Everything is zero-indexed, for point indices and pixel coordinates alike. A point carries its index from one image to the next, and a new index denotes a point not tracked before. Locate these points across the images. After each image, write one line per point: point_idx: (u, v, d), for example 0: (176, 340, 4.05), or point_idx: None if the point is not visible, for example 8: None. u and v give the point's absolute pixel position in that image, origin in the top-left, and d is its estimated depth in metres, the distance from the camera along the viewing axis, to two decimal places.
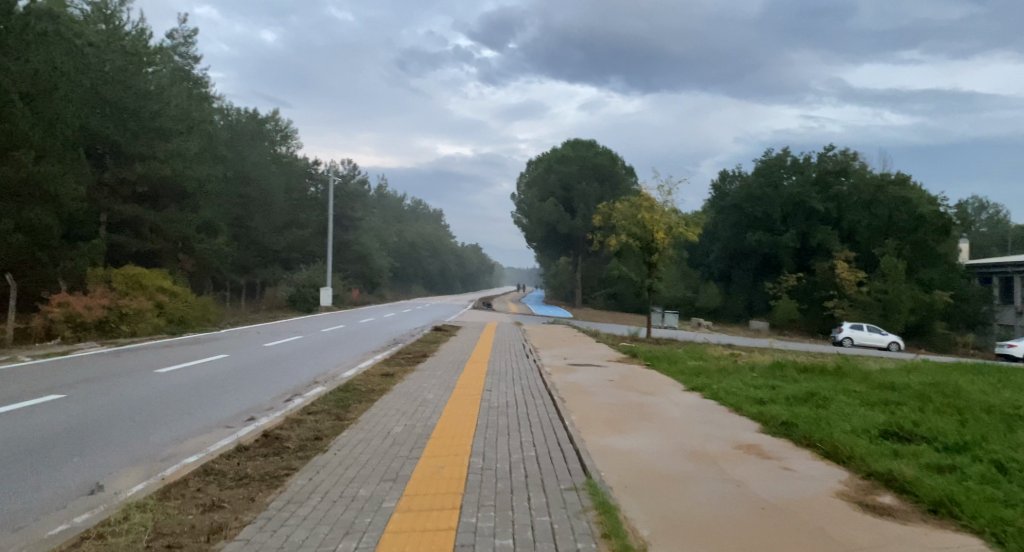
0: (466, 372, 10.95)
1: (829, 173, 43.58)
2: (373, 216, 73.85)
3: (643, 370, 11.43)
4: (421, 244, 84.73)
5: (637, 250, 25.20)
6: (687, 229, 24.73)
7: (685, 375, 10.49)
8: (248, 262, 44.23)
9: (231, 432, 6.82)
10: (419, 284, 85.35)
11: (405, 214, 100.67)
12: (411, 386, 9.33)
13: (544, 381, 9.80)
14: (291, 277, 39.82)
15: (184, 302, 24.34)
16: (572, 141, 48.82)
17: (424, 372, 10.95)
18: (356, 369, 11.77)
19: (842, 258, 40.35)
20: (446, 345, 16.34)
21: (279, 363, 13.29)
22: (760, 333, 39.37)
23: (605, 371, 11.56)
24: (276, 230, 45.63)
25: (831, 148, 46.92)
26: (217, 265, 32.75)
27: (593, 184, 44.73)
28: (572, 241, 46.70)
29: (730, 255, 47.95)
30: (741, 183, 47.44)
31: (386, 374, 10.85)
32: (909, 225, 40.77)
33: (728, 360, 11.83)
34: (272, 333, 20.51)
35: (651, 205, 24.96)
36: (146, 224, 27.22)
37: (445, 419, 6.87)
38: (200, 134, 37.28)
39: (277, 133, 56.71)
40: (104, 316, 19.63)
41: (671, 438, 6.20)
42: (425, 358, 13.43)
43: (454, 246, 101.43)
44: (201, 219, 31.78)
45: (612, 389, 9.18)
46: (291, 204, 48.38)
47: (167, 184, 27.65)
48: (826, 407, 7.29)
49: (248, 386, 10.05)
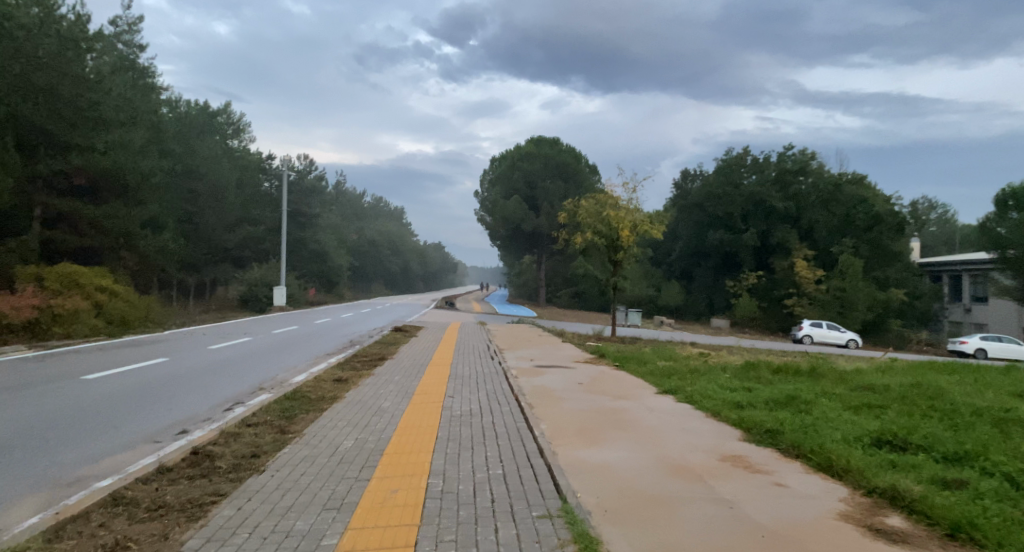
0: (426, 375, 10.29)
1: (788, 171, 43.75)
2: (332, 214, 72.41)
3: (612, 372, 10.92)
4: (382, 242, 83.43)
5: (602, 248, 24.78)
6: (652, 227, 24.38)
7: (656, 377, 10.01)
8: (200, 261, 42.73)
9: (157, 451, 6.11)
10: (379, 283, 83.98)
11: (366, 211, 99.17)
12: (364, 393, 8.65)
13: (510, 385, 9.21)
14: (243, 276, 38.47)
15: (127, 302, 23.27)
16: (535, 139, 48.42)
17: (379, 377, 10.28)
18: (307, 374, 11.03)
19: (801, 256, 40.63)
20: (404, 347, 15.63)
21: (226, 368, 12.47)
22: (721, 330, 39.42)
23: (572, 373, 11.02)
24: (229, 228, 44.17)
25: (791, 147, 47.30)
26: (164, 264, 31.38)
27: (556, 182, 44.36)
28: (534, 239, 46.21)
29: (692, 253, 47.97)
30: (702, 181, 47.49)
31: (338, 380, 10.14)
32: (865, 224, 40.87)
33: (699, 361, 11.39)
34: (221, 334, 19.53)
35: (616, 203, 24.56)
36: (86, 219, 25.86)
37: (401, 431, 6.23)
38: (146, 127, 35.81)
39: (231, 127, 55.09)
40: (33, 317, 18.60)
41: (651, 449, 5.68)
42: (382, 361, 12.72)
43: (416, 245, 100.23)
44: (147, 215, 30.45)
45: (582, 394, 8.65)
46: (246, 200, 46.94)
47: (108, 178, 26.35)
48: (809, 412, 6.84)
49: (185, 395, 9.28)
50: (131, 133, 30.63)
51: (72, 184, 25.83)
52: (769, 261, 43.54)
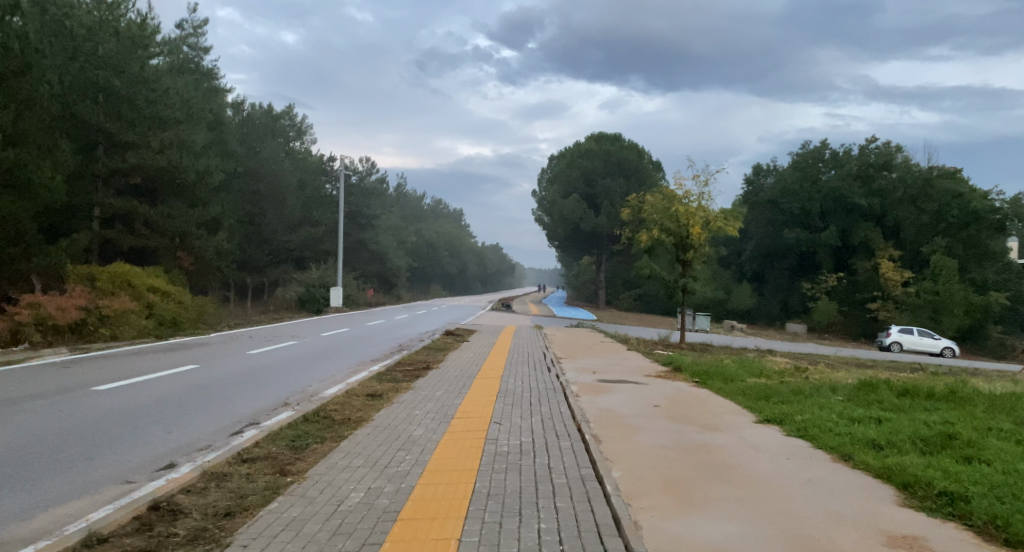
0: (473, 391, 8.78)
1: (870, 166, 40.79)
2: (391, 215, 72.06)
3: (691, 391, 9.19)
4: (440, 244, 82.79)
5: (670, 246, 23.07)
6: (727, 223, 22.50)
7: (750, 399, 8.25)
8: (260, 262, 42.54)
9: (122, 496, 4.78)
10: (437, 285, 83.33)
11: (425, 213, 98.98)
12: (395, 415, 7.19)
13: (571, 407, 7.61)
14: (301, 277, 37.86)
15: (178, 303, 22.56)
16: (596, 135, 46.61)
17: (418, 392, 8.81)
18: (341, 385, 9.66)
19: (886, 257, 38.01)
20: (455, 353, 14.32)
21: (260, 375, 11.27)
22: (798, 336, 36.84)
23: (643, 391, 9.34)
24: (289, 228, 43.76)
25: (873, 140, 44.36)
26: (221, 265, 30.94)
27: (618, 180, 42.45)
28: (596, 239, 44.39)
29: (763, 254, 45.33)
30: (776, 177, 44.95)
31: (371, 395, 8.75)
32: (960, 221, 37.57)
33: (797, 379, 9.64)
34: (266, 337, 18.49)
35: (685, 198, 22.83)
36: (141, 218, 25.43)
37: (428, 478, 4.78)
38: (206, 127, 35.71)
39: (292, 129, 55.09)
40: (80, 318, 17.89)
41: (776, 521, 4.07)
42: (428, 370, 11.36)
43: (475, 246, 99.48)
44: (205, 216, 30.15)
45: (661, 421, 7.00)
46: (305, 200, 46.61)
47: (163, 176, 25.88)
48: (987, 462, 5.02)
49: (197, 411, 8.02)
50: (192, 133, 30.29)
51: (126, 182, 25.33)
52: (850, 262, 40.80)
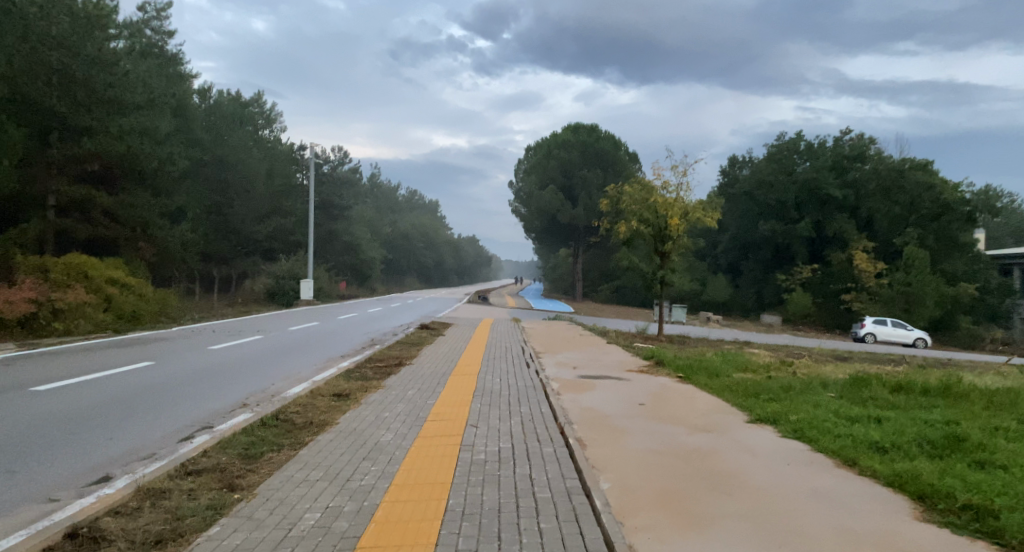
0: (448, 390, 8.26)
1: (845, 157, 40.81)
2: (365, 205, 71.02)
3: (677, 388, 8.76)
4: (415, 235, 81.91)
5: (648, 238, 22.71)
6: (705, 214, 22.17)
7: (740, 397, 7.81)
8: (228, 253, 41.48)
9: (41, 518, 4.19)
10: (412, 277, 82.50)
11: (400, 205, 97.94)
12: (361, 419, 6.62)
13: (552, 406, 7.12)
14: (270, 269, 36.89)
15: (138, 296, 21.72)
16: (572, 126, 46.13)
17: (387, 392, 8.23)
18: (306, 385, 9.07)
19: (859, 248, 38.13)
20: (428, 348, 13.79)
21: (221, 373, 10.62)
22: (773, 328, 36.82)
23: (626, 388, 8.88)
24: (258, 219, 42.63)
25: (847, 133, 44.50)
26: (186, 257, 29.96)
27: (594, 171, 42.06)
28: (571, 231, 44.00)
29: (739, 245, 45.28)
30: (751, 168, 44.90)
31: (338, 395, 8.18)
32: (932, 212, 37.79)
33: (785, 376, 9.27)
34: (231, 332, 17.77)
35: (663, 189, 22.48)
36: (100, 207, 24.47)
37: (394, 495, 4.27)
38: (169, 113, 34.59)
39: (262, 117, 53.87)
40: (30, 312, 17.10)
41: (786, 543, 3.66)
42: (399, 366, 10.82)
43: (450, 238, 98.72)
44: (167, 206, 29.14)
45: (649, 422, 6.53)
46: (275, 190, 45.53)
47: (123, 164, 24.89)
48: (1005, 467, 4.61)
49: (147, 414, 7.40)
50: (154, 119, 29.21)
51: (83, 169, 24.31)
52: (824, 253, 40.90)
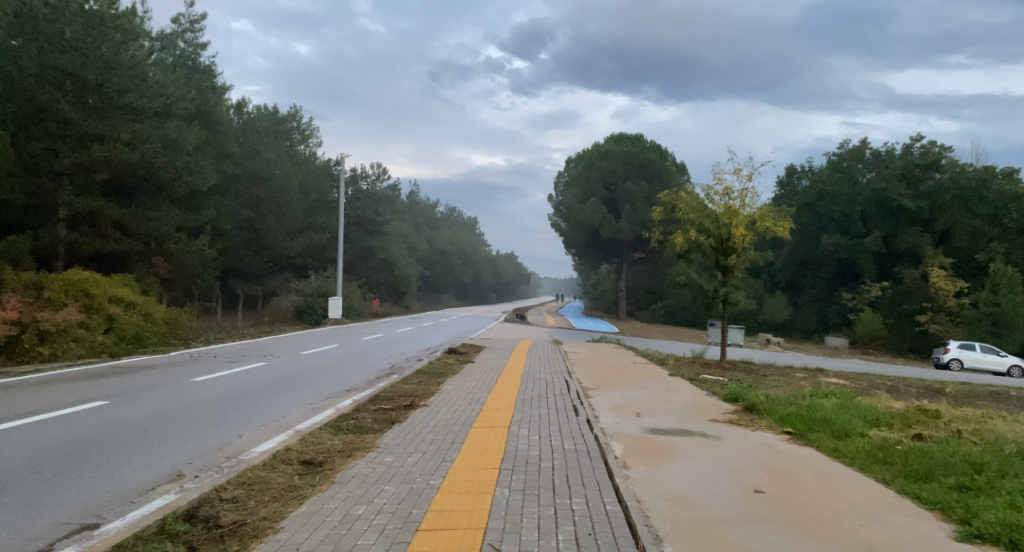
0: (466, 458, 5.77)
1: (916, 166, 37.44)
2: (402, 221, 69.33)
3: (794, 456, 6.17)
4: (453, 251, 79.98)
5: (709, 251, 20.02)
6: (776, 223, 19.36)
7: (907, 479, 5.22)
8: (259, 270, 39.83)
9: None
10: (449, 294, 80.51)
11: (439, 221, 96.37)
12: (317, 524, 4.14)
13: (624, 502, 4.63)
14: (299, 286, 34.97)
15: (144, 316, 19.71)
16: (616, 137, 43.75)
17: (377, 460, 5.72)
18: (279, 441, 6.62)
19: (936, 264, 34.77)
20: (452, 380, 11.34)
21: (187, 417, 8.29)
22: (840, 351, 33.61)
23: (717, 452, 6.34)
24: (290, 234, 40.97)
25: (918, 140, 41.14)
26: (206, 274, 28.00)
27: (641, 183, 39.41)
28: (616, 247, 41.34)
29: (798, 261, 41.95)
30: (811, 179, 41.80)
31: (309, 463, 5.69)
32: (1019, 226, 34.29)
33: (945, 438, 6.61)
34: (233, 356, 15.52)
35: (727, 195, 19.79)
36: (110, 219, 22.44)
37: None
38: (196, 124, 33.07)
39: (297, 132, 52.56)
40: (11, 334, 15.17)
41: None
42: (410, 410, 8.36)
43: (489, 255, 96.78)
44: (188, 220, 27.45)
45: (782, 536, 4.03)
46: (309, 205, 43.86)
47: (136, 173, 22.75)
48: None
49: (25, 494, 5.06)
50: (176, 127, 27.29)
51: (93, 179, 22.24)
52: (894, 270, 37.57)
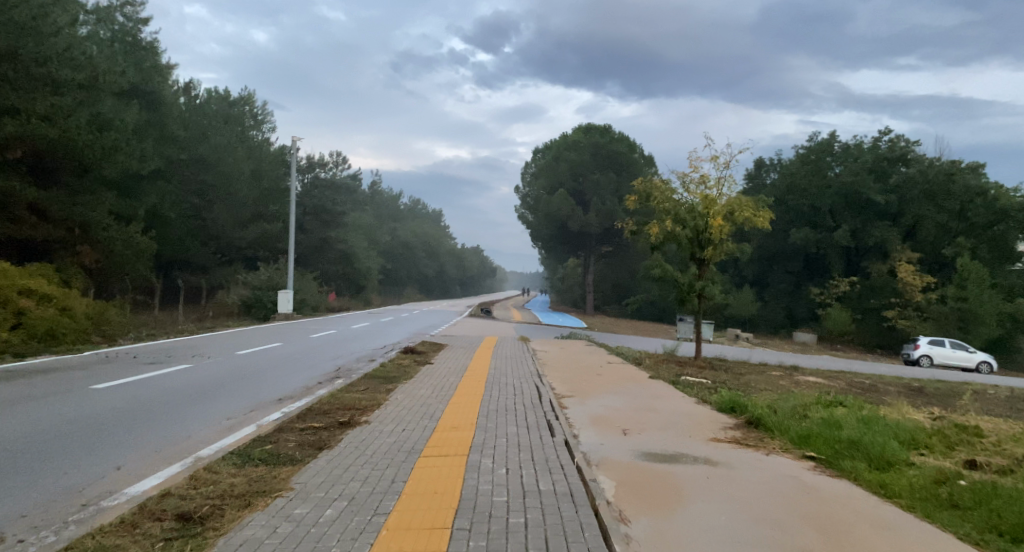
0: (407, 510, 4.28)
1: (884, 159, 36.84)
2: (363, 212, 67.08)
3: (833, 492, 4.86)
4: (416, 244, 77.97)
5: (684, 243, 18.72)
6: (756, 214, 18.15)
7: (997, 537, 4.00)
8: (207, 262, 37.63)
9: None
10: (412, 287, 78.49)
11: (402, 213, 94.05)
12: None
13: None
14: (247, 279, 32.84)
15: (62, 310, 17.65)
16: (583, 127, 42.46)
17: (282, 514, 4.20)
18: (162, 479, 5.06)
19: (903, 259, 34.26)
20: (404, 385, 9.79)
21: (62, 439, 6.63)
22: (808, 347, 32.89)
23: (733, 489, 5.02)
24: (240, 224, 38.73)
25: (887, 133, 40.63)
26: (143, 265, 25.82)
27: (608, 174, 38.15)
28: (582, 240, 40.08)
29: (765, 255, 41.15)
30: (780, 172, 41.05)
31: (186, 520, 4.15)
32: (986, 222, 34.15)
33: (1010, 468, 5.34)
34: (157, 357, 13.70)
35: (704, 184, 18.50)
36: (24, 202, 20.08)
37: None
38: (134, 103, 30.68)
39: (251, 118, 50.14)
40: None
41: None
42: (348, 429, 6.83)
43: (453, 248, 94.84)
44: (123, 207, 25.29)
45: None
46: (262, 193, 41.61)
47: (56, 152, 20.52)
48: None
49: None
50: (109, 106, 25.02)
51: (6, 158, 19.98)
52: (862, 265, 37.05)
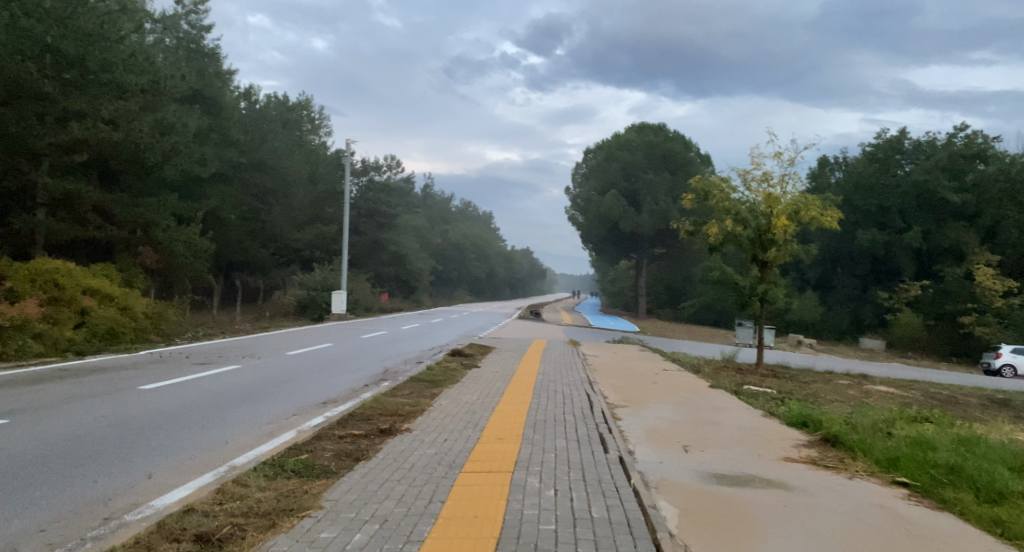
0: (445, 540, 3.87)
1: (960, 157, 34.99)
2: (416, 214, 67.41)
3: (938, 534, 4.27)
4: (468, 246, 78.11)
5: (746, 245, 17.89)
6: (823, 213, 17.22)
7: None
8: (264, 262, 38.20)
9: None
10: (463, 289, 78.60)
11: (454, 215, 94.48)
12: None
13: None
14: (302, 280, 33.13)
15: (121, 309, 17.76)
16: (638, 126, 41.62)
17: (308, 537, 3.83)
18: (189, 492, 4.77)
19: (980, 263, 32.43)
20: (451, 391, 9.40)
21: (99, 440, 6.46)
22: (876, 354, 31.41)
23: (818, 522, 4.48)
24: (297, 225, 39.23)
25: (961, 129, 38.65)
26: (201, 265, 26.19)
27: (664, 174, 37.22)
28: (637, 241, 39.25)
29: (829, 257, 39.57)
30: (846, 171, 39.45)
31: (205, 541, 3.82)
32: None
33: None
34: (207, 357, 13.65)
35: (767, 183, 17.66)
36: (89, 203, 20.52)
37: None
38: (196, 107, 31.28)
39: (307, 121, 50.83)
40: None
41: None
42: (388, 438, 6.49)
43: (505, 250, 94.75)
44: (183, 208, 25.72)
45: None
46: (318, 195, 42.09)
47: (119, 154, 20.90)
48: None
49: None
50: (170, 109, 25.44)
51: (72, 161, 20.40)
52: (935, 268, 35.25)
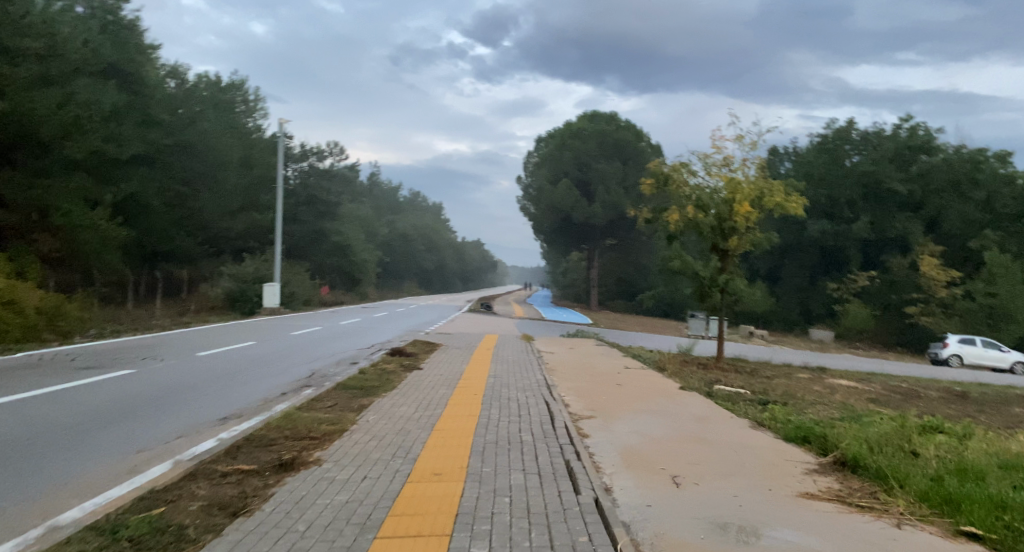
0: None
1: (907, 147, 34.88)
2: (361, 204, 64.98)
3: None
4: (415, 237, 75.95)
5: (707, 233, 16.67)
6: (788, 199, 16.13)
7: None
8: (191, 252, 35.63)
9: None
10: (410, 281, 76.43)
11: (401, 206, 92.03)
12: None
13: None
14: (229, 270, 30.79)
15: (7, 304, 15.47)
16: (589, 114, 40.43)
17: None
18: None
19: (927, 253, 32.28)
20: (381, 401, 7.80)
21: None
22: (827, 345, 31.00)
23: None
24: (228, 213, 36.75)
25: (907, 119, 38.63)
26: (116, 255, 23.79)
27: (615, 163, 36.06)
28: (587, 232, 38.12)
29: (778, 249, 39.19)
30: (795, 162, 39.08)
31: None
32: None
33: None
34: (99, 360, 11.66)
35: (730, 167, 16.46)
36: None
37: None
38: (112, 82, 28.64)
39: (242, 104, 48.06)
40: None
41: None
42: (289, 476, 4.90)
43: (454, 241, 92.80)
44: (96, 193, 23.29)
45: None
46: (250, 182, 39.62)
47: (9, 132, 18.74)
48: None
49: None
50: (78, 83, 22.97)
51: None
52: (882, 259, 35.09)
